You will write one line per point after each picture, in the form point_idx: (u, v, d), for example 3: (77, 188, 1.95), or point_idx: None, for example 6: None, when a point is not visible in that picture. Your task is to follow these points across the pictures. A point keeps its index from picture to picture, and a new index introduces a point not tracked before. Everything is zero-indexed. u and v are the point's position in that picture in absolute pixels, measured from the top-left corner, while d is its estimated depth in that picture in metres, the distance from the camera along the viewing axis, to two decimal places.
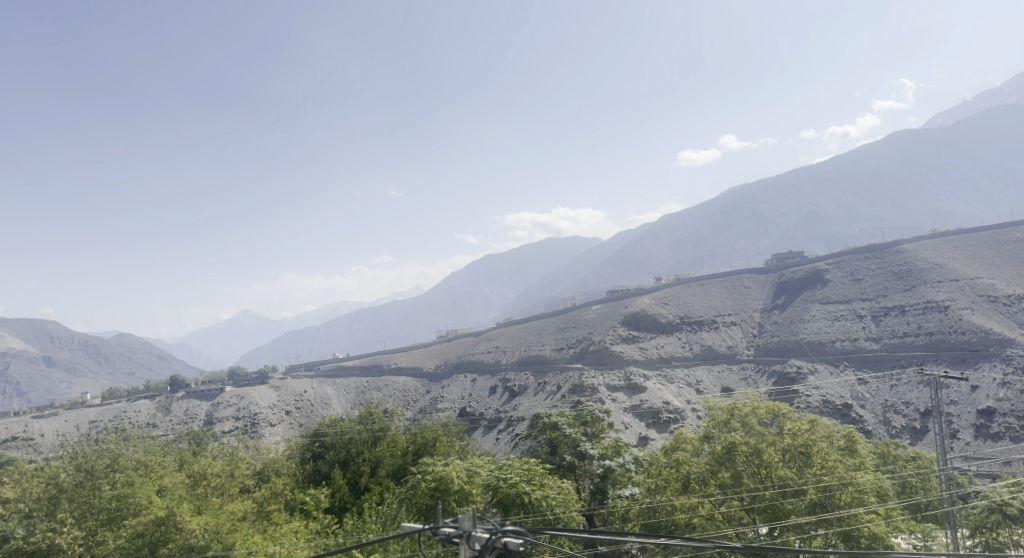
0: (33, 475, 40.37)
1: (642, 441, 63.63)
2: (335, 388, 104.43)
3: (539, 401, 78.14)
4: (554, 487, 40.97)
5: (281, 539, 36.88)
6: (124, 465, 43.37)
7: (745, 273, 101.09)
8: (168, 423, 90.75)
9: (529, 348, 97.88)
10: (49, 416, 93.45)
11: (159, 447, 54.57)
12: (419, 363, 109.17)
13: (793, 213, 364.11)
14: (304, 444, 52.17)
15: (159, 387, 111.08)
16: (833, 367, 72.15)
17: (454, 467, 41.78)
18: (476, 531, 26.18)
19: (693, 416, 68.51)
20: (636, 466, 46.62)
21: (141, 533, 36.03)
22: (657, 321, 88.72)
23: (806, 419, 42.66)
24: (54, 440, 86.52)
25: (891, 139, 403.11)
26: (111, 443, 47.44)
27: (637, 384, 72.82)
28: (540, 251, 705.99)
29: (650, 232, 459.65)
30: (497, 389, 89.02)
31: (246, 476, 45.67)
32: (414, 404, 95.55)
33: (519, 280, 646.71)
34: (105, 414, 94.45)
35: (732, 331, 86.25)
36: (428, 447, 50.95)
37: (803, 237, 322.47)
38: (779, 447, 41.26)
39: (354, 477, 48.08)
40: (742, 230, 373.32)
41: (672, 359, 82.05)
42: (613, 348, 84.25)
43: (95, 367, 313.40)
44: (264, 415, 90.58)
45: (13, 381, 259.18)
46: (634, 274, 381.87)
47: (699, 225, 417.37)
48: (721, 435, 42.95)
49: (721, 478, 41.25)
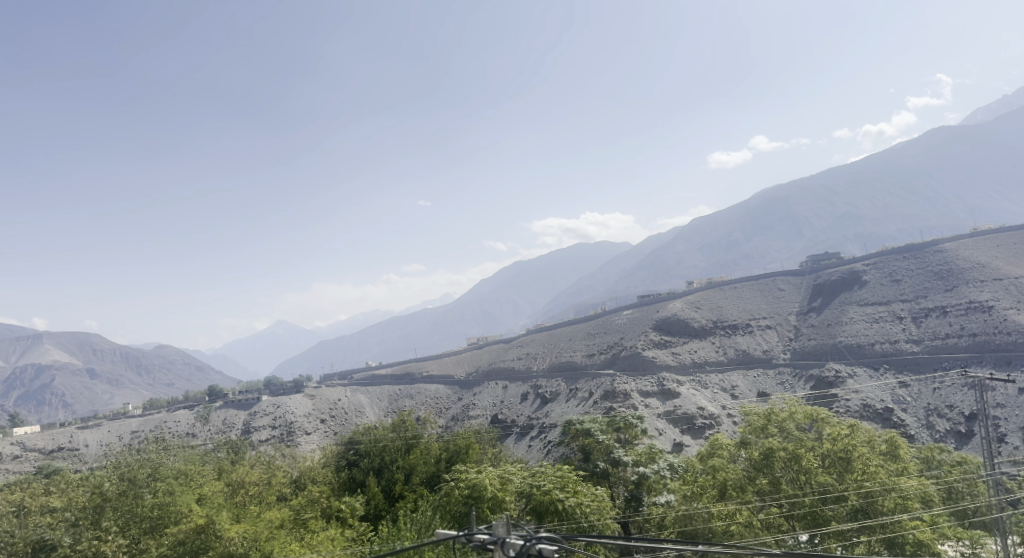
0: (79, 486, 41.51)
1: (676, 447, 63.18)
2: (368, 396, 105.30)
3: (572, 407, 78.00)
4: (588, 494, 40.65)
5: (317, 547, 37.24)
6: (165, 473, 44.18)
7: (779, 274, 99.71)
8: (207, 432, 92.36)
9: (561, 354, 97.75)
10: (94, 426, 95.65)
11: (199, 457, 55.57)
12: (450, 370, 109.73)
13: (827, 213, 357.63)
14: (339, 451, 52.82)
15: (198, 397, 113.11)
16: (873, 370, 70.73)
17: (487, 474, 41.84)
18: (510, 538, 26.38)
19: (728, 422, 67.45)
20: (670, 472, 46.07)
21: (183, 540, 36.96)
22: (690, 326, 87.85)
23: (846, 423, 41.98)
24: (98, 450, 88.50)
25: (928, 136, 395.19)
26: (153, 452, 48.51)
27: (670, 390, 72.16)
28: (570, 257, 702.25)
29: (680, 236, 456.78)
30: (528, 396, 89.02)
31: (282, 484, 46.25)
32: (445, 411, 96.02)
33: (550, 286, 646.76)
34: (146, 424, 96.24)
35: (767, 334, 85.02)
36: (461, 454, 51.17)
37: (839, 238, 316.97)
38: (819, 453, 40.69)
39: (388, 484, 48.27)
40: (775, 231, 368.60)
41: (706, 364, 81.03)
42: (646, 353, 83.86)
43: (136, 379, 319.32)
44: (300, 423, 91.74)
45: (59, 393, 265.93)
46: (665, 279, 379.20)
47: (730, 228, 413.45)
48: (759, 441, 42.36)
49: (758, 485, 40.80)
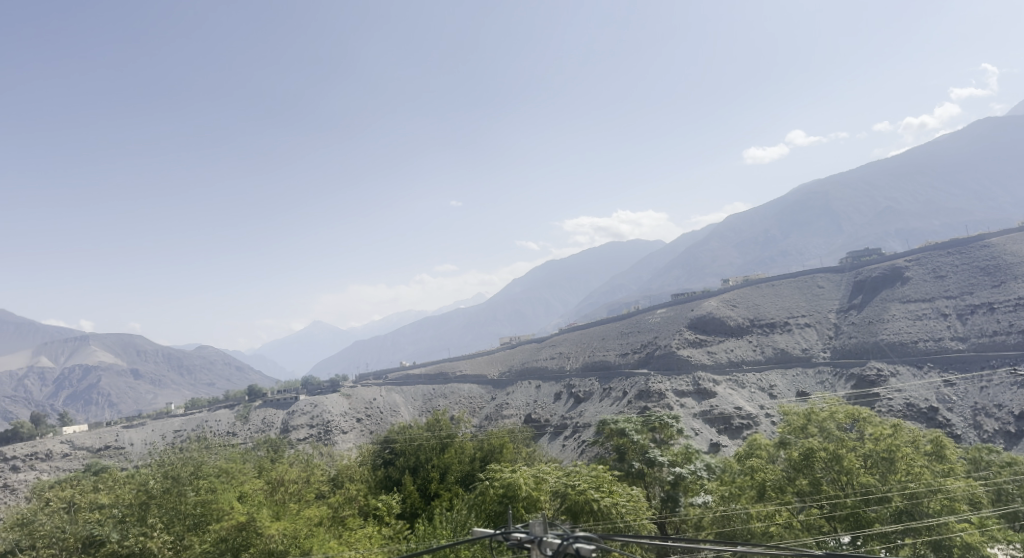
0: (125, 483, 42.66)
1: (713, 447, 62.65)
2: (403, 396, 106.07)
3: (606, 406, 77.71)
4: (624, 494, 40.51)
5: (356, 545, 37.64)
6: (208, 471, 45.13)
7: (818, 272, 97.93)
8: (247, 431, 93.92)
9: (594, 354, 97.34)
10: (138, 426, 97.82)
11: (239, 455, 56.41)
12: (484, 370, 110.00)
13: (868, 208, 349.80)
14: (376, 450, 53.36)
15: (238, 397, 115.03)
16: (917, 368, 69.18)
17: (522, 473, 41.79)
18: (548, 537, 26.49)
19: (767, 422, 66.37)
20: (707, 472, 45.68)
21: (225, 537, 37.63)
22: (726, 324, 86.93)
23: (888, 423, 41.34)
24: (142, 448, 90.52)
25: (973, 128, 384.82)
26: (195, 450, 49.66)
27: (706, 390, 71.47)
28: (603, 256, 697.78)
29: (714, 233, 451.94)
30: (561, 395, 88.94)
31: (321, 483, 46.78)
32: (479, 411, 96.24)
33: (583, 285, 644.70)
34: (189, 423, 98.20)
35: (806, 332, 83.63)
36: (495, 453, 51.28)
37: (880, 234, 309.96)
38: (860, 453, 40.05)
39: (424, 483, 48.60)
40: (813, 228, 362.20)
41: (743, 363, 79.96)
42: (680, 352, 83.22)
43: (178, 379, 325.92)
44: (336, 422, 92.82)
45: (105, 393, 272.81)
46: (699, 278, 375.42)
47: (767, 225, 407.59)
48: (799, 441, 41.69)
49: (798, 485, 40.16)
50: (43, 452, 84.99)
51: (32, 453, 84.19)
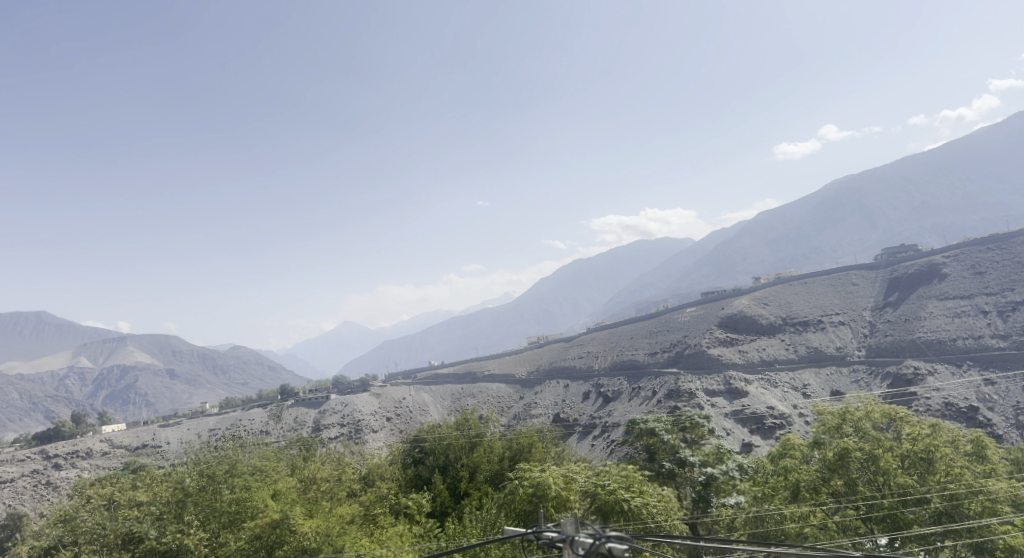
0: (163, 481, 43.48)
1: (745, 447, 62.04)
2: (432, 395, 106.58)
3: (635, 406, 77.26)
4: (654, 494, 40.36)
5: (387, 542, 37.92)
6: (242, 470, 45.81)
7: (852, 269, 96.18)
8: (280, 430, 95.08)
9: (622, 353, 96.82)
10: (174, 424, 99.50)
11: (272, 454, 57.06)
12: (512, 369, 110.12)
13: (903, 203, 342.69)
14: (405, 449, 53.67)
15: (270, 396, 116.44)
16: (955, 367, 67.69)
17: (551, 473, 41.70)
18: (579, 536, 26.43)
19: (800, 422, 65.43)
20: (740, 473, 45.09)
21: (260, 535, 38.16)
22: (757, 323, 85.95)
23: (926, 423, 40.42)
24: (178, 447, 91.99)
25: (1013, 120, 375.10)
26: (230, 449, 50.43)
27: (738, 389, 70.74)
28: (631, 254, 692.81)
29: (745, 231, 446.88)
30: (590, 394, 88.67)
31: (352, 481, 47.12)
32: (508, 410, 96.26)
33: (612, 284, 641.80)
34: (223, 422, 99.65)
35: (840, 330, 82.21)
36: (524, 452, 51.22)
37: (916, 230, 303.82)
38: (898, 453, 39.36)
39: (453, 482, 48.71)
40: (847, 224, 356.09)
41: (776, 362, 78.87)
42: (711, 351, 82.49)
43: (213, 379, 331.19)
44: (367, 421, 93.55)
45: (142, 393, 277.92)
46: (730, 276, 371.33)
47: (798, 222, 401.73)
48: (833, 441, 40.96)
49: (833, 485, 39.57)
50: (84, 450, 87.02)
51: (73, 451, 86.17)
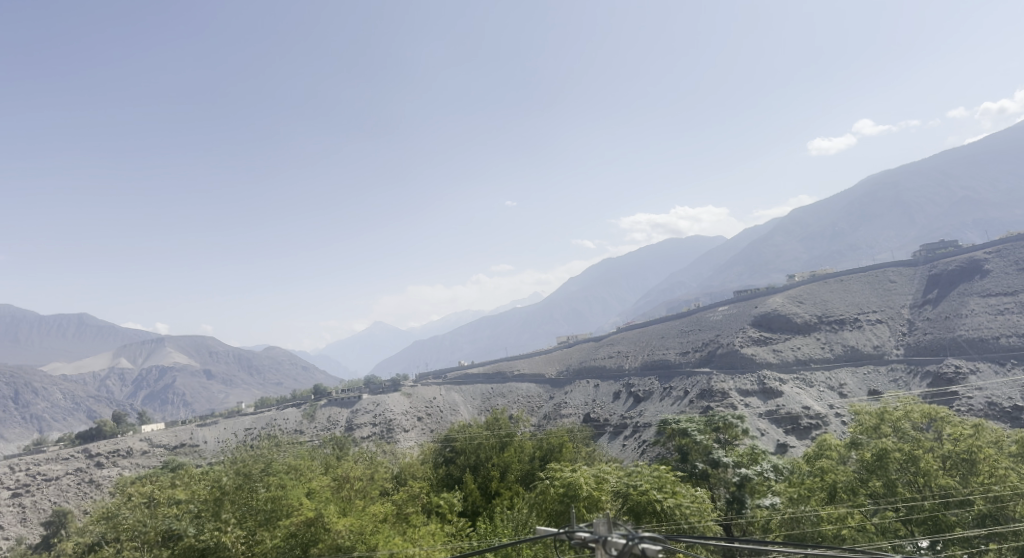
0: (200, 479, 44.31)
1: (780, 447, 61.19)
2: (462, 395, 106.87)
3: (666, 406, 76.69)
4: (687, 495, 40.00)
5: (419, 541, 38.25)
6: (277, 468, 46.48)
7: (890, 266, 94.30)
8: (314, 429, 96.22)
9: (653, 353, 96.11)
10: (211, 424, 101.13)
11: (306, 453, 57.78)
12: (542, 369, 109.98)
13: (942, 198, 335.29)
14: (436, 448, 53.89)
15: (304, 396, 117.83)
16: (999, 366, 65.93)
17: (582, 472, 41.56)
18: (612, 536, 26.31)
19: (837, 422, 64.33)
20: (775, 474, 44.46)
21: (294, 533, 38.61)
22: (792, 321, 84.72)
23: (968, 423, 39.58)
24: (215, 446, 93.46)
25: None
26: (265, 448, 51.14)
27: (772, 389, 69.79)
28: (662, 252, 687.26)
29: (778, 228, 441.27)
30: (620, 394, 88.17)
31: (384, 480, 47.42)
32: (538, 410, 96.12)
33: (642, 282, 638.12)
34: (258, 422, 101.01)
35: (877, 329, 80.66)
36: (554, 452, 51.15)
37: (956, 226, 297.03)
38: (939, 454, 38.70)
39: (484, 482, 48.82)
40: (883, 220, 349.57)
41: (811, 361, 77.69)
42: (744, 350, 81.54)
43: (249, 379, 336.75)
44: (398, 421, 94.17)
45: (180, 394, 283.22)
46: (763, 274, 366.83)
47: (833, 219, 395.33)
48: (872, 442, 40.18)
49: (871, 487, 38.92)
50: (125, 449, 88.90)
51: (115, 450, 88.07)
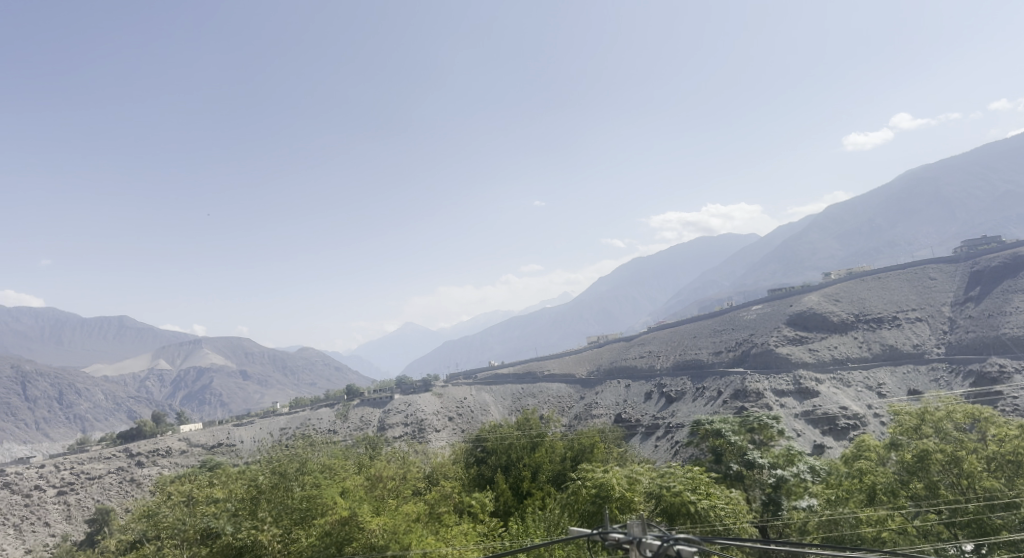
0: (238, 478, 45.01)
1: (817, 449, 60.29)
2: (492, 395, 106.99)
3: (699, 406, 75.99)
4: (721, 497, 39.51)
5: (452, 541, 38.54)
6: (312, 468, 47.01)
7: (930, 262, 92.15)
8: (347, 429, 97.09)
9: (685, 352, 95.22)
10: (247, 424, 102.63)
11: (341, 452, 58.39)
12: (572, 369, 109.67)
13: (985, 193, 326.83)
14: (468, 448, 54.04)
15: (338, 396, 118.98)
16: None
17: (615, 473, 41.29)
18: (647, 538, 26.08)
19: (876, 422, 63.10)
20: (812, 475, 43.75)
21: (329, 531, 38.93)
22: (828, 320, 83.29)
23: (1014, 424, 38.43)
24: (252, 445, 94.78)
25: None
26: (300, 447, 51.71)
27: (808, 389, 68.71)
28: (694, 251, 680.13)
29: (813, 225, 434.39)
30: (652, 395, 87.49)
31: (417, 480, 47.62)
32: (568, 410, 95.87)
33: (674, 281, 633.09)
34: (293, 422, 102.24)
35: (917, 327, 78.89)
36: (586, 453, 50.88)
37: (1000, 221, 289.23)
38: (983, 455, 37.69)
39: (516, 481, 48.76)
40: (923, 215, 342.00)
41: (848, 360, 76.35)
42: (779, 350, 80.32)
43: (284, 379, 341.64)
44: (430, 421, 94.61)
45: (217, 394, 288.14)
46: (798, 272, 361.52)
47: (870, 215, 387.80)
48: (913, 443, 39.18)
49: (912, 489, 38.07)
50: (164, 449, 90.71)
51: (155, 449, 89.91)
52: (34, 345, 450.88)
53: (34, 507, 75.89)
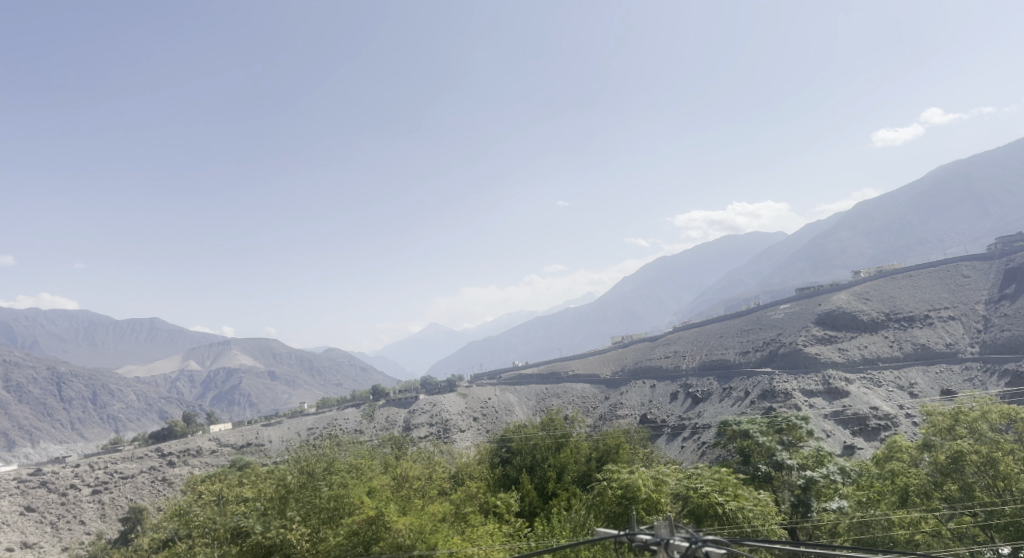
0: (266, 477, 45.49)
1: (848, 450, 59.45)
2: (517, 395, 106.98)
3: (726, 407, 75.35)
4: (750, 498, 39.06)
5: (478, 541, 38.68)
6: (339, 467, 47.36)
7: (962, 260, 90.35)
8: (373, 429, 97.69)
9: (711, 352, 94.43)
10: (276, 424, 103.71)
11: (368, 452, 58.81)
12: (596, 369, 109.27)
13: (1020, 189, 320.12)
14: (493, 448, 54.13)
15: (364, 396, 119.74)
16: None
17: (641, 473, 41.07)
18: (674, 539, 25.89)
19: (908, 422, 62.11)
20: (842, 477, 43.18)
21: (357, 531, 39.14)
22: (858, 319, 82.06)
23: None
24: (280, 445, 95.79)
25: None
26: (327, 447, 52.15)
27: (838, 389, 67.79)
28: (720, 250, 673.75)
29: (841, 223, 428.82)
30: (678, 395, 86.84)
31: (442, 480, 47.72)
32: (593, 411, 95.56)
33: (700, 280, 628.51)
34: (320, 422, 103.14)
35: (950, 326, 77.39)
36: (611, 453, 50.55)
37: None
38: (1020, 456, 36.78)
39: (541, 482, 48.69)
40: (955, 212, 335.80)
41: (879, 360, 75.19)
42: (808, 350, 79.27)
43: (311, 379, 345.07)
44: (455, 421, 94.86)
45: (245, 394, 291.76)
46: (826, 271, 357.00)
47: (901, 212, 381.54)
48: (946, 444, 38.23)
49: (946, 491, 37.32)
50: (195, 448, 91.99)
51: (186, 449, 91.22)
52: (69, 347, 460.48)
53: (70, 505, 77.30)
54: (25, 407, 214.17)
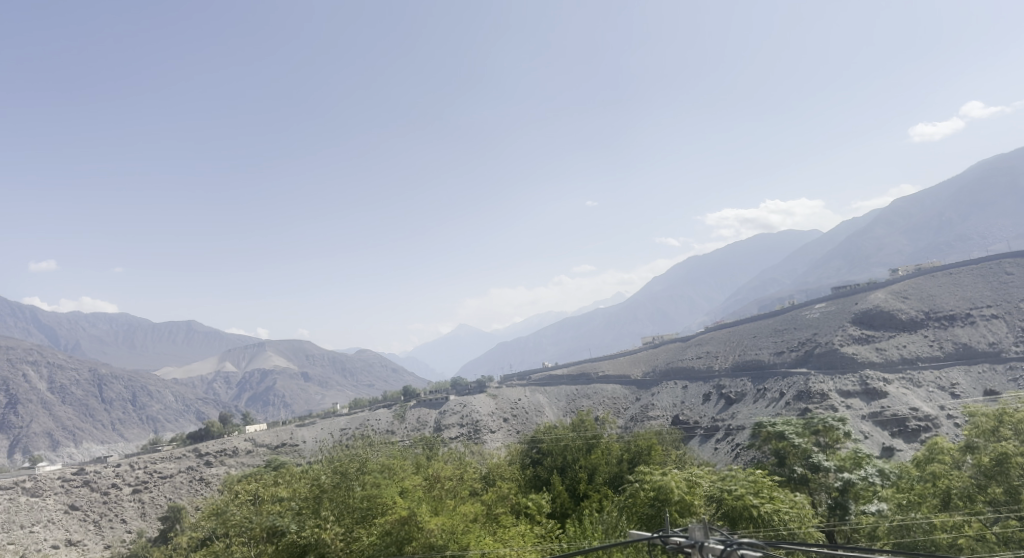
0: (301, 477, 45.89)
1: (887, 451, 58.38)
2: (547, 396, 106.74)
3: (761, 408, 74.37)
4: (786, 501, 38.54)
5: (510, 542, 38.71)
6: (372, 467, 47.60)
7: (1005, 257, 88.03)
8: (404, 429, 98.26)
9: (745, 353, 93.28)
10: (309, 424, 104.87)
11: (399, 452, 59.21)
12: (627, 370, 108.55)
13: None
14: (524, 449, 54.18)
15: (395, 397, 120.43)
16: None
17: (674, 475, 40.55)
18: (709, 542, 25.51)
19: (949, 423, 60.73)
20: (881, 479, 42.36)
21: (390, 530, 39.12)
22: (896, 318, 80.46)
23: None
24: (313, 445, 96.82)
25: None
26: (361, 448, 52.54)
27: (875, 390, 66.47)
28: (753, 248, 665.04)
29: (877, 220, 420.92)
30: (711, 396, 85.85)
31: (474, 481, 47.72)
32: (624, 412, 94.98)
33: (732, 280, 621.82)
34: (352, 422, 104.03)
35: (992, 325, 75.39)
36: (643, 455, 50.15)
37: None
38: None
39: (572, 483, 48.49)
40: (996, 208, 327.52)
41: (918, 359, 73.60)
42: (844, 350, 77.90)
43: (344, 380, 348.53)
44: (485, 422, 95.00)
45: (279, 395, 295.64)
46: (862, 270, 350.76)
47: (939, 208, 373.06)
48: (989, 445, 37.42)
49: (990, 493, 36.29)
50: (231, 448, 93.40)
51: (222, 449, 92.67)
52: (109, 349, 471.38)
53: (111, 504, 78.94)
54: (66, 407, 219.43)
